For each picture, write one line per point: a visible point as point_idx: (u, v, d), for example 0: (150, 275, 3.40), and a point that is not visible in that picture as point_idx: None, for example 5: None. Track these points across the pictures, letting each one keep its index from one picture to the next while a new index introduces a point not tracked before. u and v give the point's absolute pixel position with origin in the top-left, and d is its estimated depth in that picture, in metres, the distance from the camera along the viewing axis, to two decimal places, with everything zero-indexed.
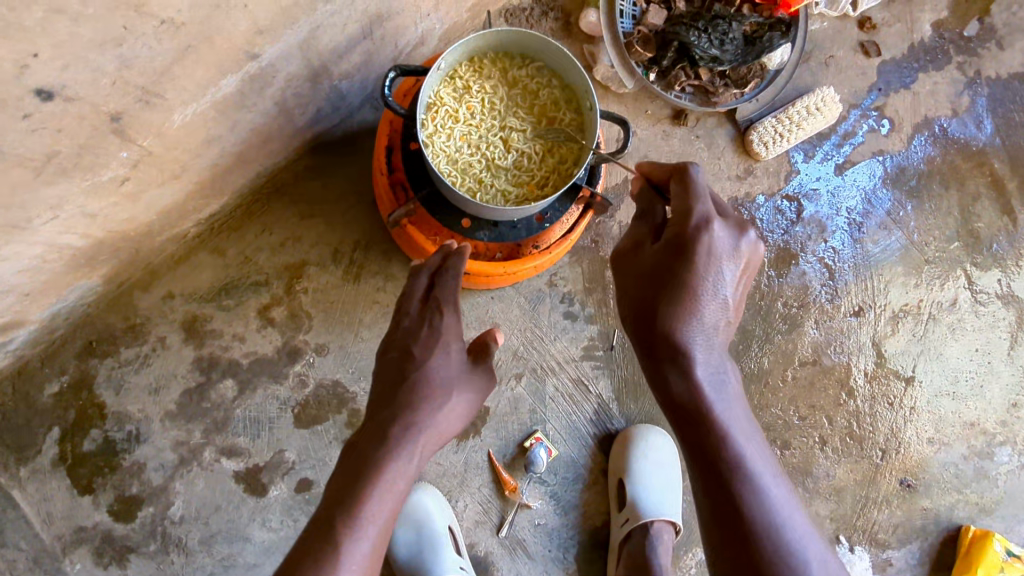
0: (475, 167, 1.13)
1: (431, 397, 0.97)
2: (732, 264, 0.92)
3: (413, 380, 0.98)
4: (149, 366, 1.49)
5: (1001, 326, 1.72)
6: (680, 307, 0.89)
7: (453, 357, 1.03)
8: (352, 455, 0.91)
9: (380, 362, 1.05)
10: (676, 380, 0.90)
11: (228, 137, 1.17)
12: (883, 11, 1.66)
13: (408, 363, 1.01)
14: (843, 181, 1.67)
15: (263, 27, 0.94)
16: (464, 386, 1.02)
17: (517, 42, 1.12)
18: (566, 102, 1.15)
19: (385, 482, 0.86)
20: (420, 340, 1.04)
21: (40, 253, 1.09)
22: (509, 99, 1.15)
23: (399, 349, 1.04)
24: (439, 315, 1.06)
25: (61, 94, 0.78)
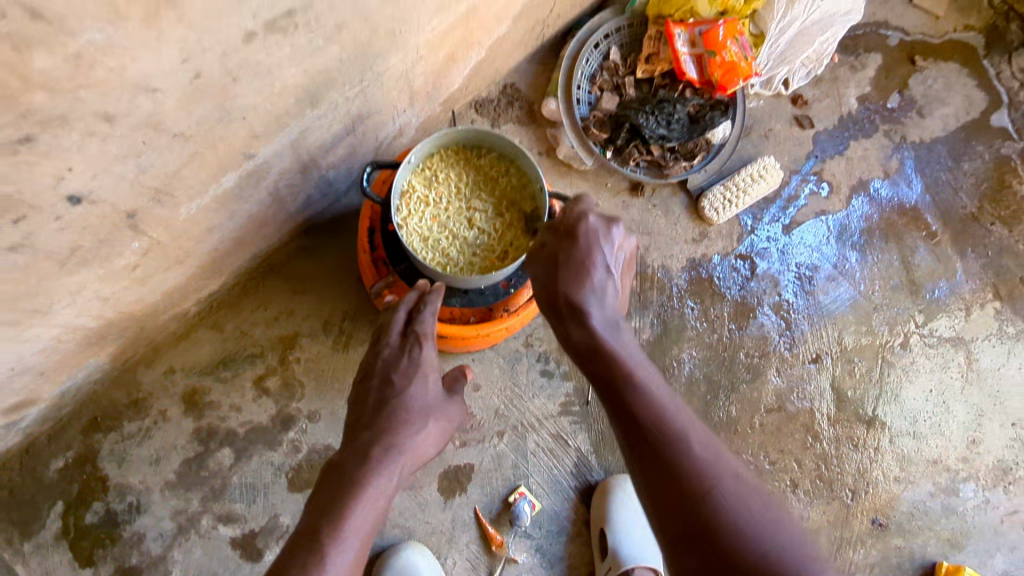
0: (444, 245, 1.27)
1: (410, 423, 1.07)
2: (608, 244, 1.12)
3: (393, 406, 1.08)
4: (150, 438, 1.58)
5: (952, 367, 1.83)
6: (570, 275, 1.08)
7: (429, 384, 1.14)
8: (335, 472, 0.99)
9: (360, 391, 1.14)
10: (576, 333, 1.06)
11: (227, 225, 1.32)
12: (813, 89, 1.86)
13: (389, 391, 1.11)
14: (791, 239, 1.82)
15: (259, 133, 1.09)
16: (439, 411, 1.13)
17: (477, 136, 1.28)
18: (523, 184, 1.30)
19: (367, 499, 0.95)
20: (400, 369, 1.14)
21: (57, 334, 1.21)
22: (472, 183, 1.30)
23: (379, 378, 1.14)
24: (418, 347, 1.16)
25: (88, 198, 0.91)
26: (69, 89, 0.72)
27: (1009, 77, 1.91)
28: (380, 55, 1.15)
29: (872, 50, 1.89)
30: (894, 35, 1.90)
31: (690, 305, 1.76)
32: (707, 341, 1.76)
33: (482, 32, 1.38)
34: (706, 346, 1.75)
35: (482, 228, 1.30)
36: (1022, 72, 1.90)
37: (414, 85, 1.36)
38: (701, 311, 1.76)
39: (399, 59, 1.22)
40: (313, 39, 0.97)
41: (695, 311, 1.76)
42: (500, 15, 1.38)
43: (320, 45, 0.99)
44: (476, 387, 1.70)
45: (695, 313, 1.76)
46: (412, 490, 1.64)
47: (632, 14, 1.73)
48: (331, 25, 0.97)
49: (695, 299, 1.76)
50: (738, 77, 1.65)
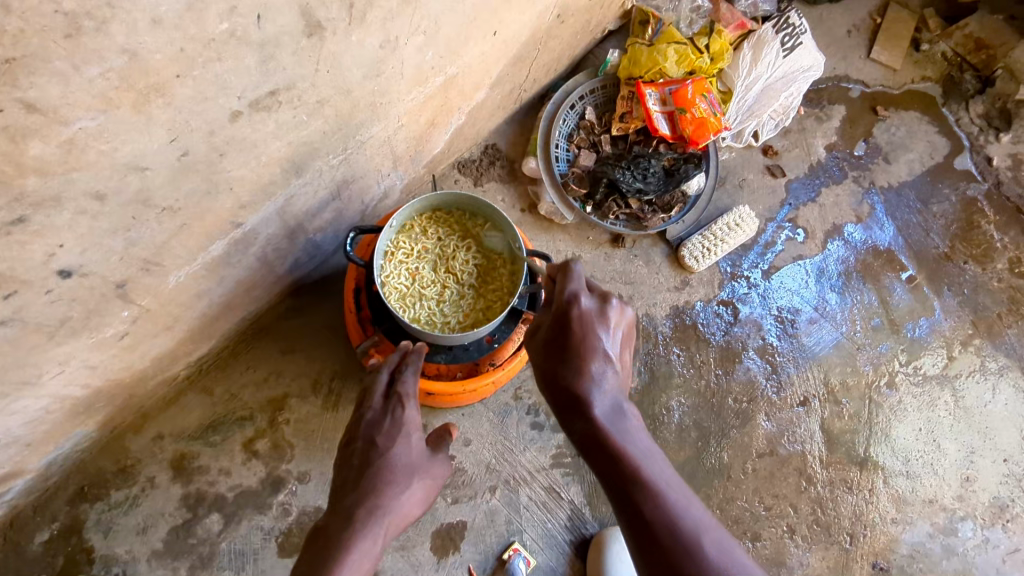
0: (425, 302, 1.32)
1: (395, 483, 1.07)
2: (606, 324, 1.05)
3: (377, 467, 1.09)
4: (138, 507, 1.56)
5: (940, 405, 1.84)
6: (571, 344, 1.02)
7: (413, 443, 1.15)
8: (319, 539, 0.98)
9: (344, 454, 1.15)
10: (579, 425, 0.97)
11: (216, 291, 1.35)
12: (782, 140, 1.94)
13: (372, 452, 1.12)
14: (772, 284, 1.86)
15: (245, 202, 1.13)
16: (423, 471, 1.13)
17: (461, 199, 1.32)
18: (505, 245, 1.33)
19: (352, 563, 0.93)
20: (383, 430, 1.15)
21: (45, 405, 1.22)
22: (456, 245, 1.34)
23: (362, 440, 1.15)
24: (400, 407, 1.18)
25: (78, 272, 0.94)
26: (63, 172, 0.77)
27: (968, 123, 1.99)
28: (362, 125, 1.21)
29: (835, 102, 1.99)
30: (856, 87, 2.00)
31: (676, 352, 1.78)
32: (695, 387, 1.77)
33: (460, 100, 1.45)
34: (694, 392, 1.77)
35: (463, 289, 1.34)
36: (980, 117, 1.99)
37: (396, 151, 1.42)
38: (687, 358, 1.78)
39: (381, 128, 1.27)
40: (297, 114, 1.02)
41: (681, 357, 1.78)
42: (478, 83, 1.45)
43: (304, 119, 1.05)
44: (467, 442, 1.70)
45: (681, 359, 1.78)
46: (405, 551, 1.62)
47: (604, 77, 1.83)
48: (314, 101, 1.03)
49: (681, 346, 1.79)
50: (709, 132, 1.72)
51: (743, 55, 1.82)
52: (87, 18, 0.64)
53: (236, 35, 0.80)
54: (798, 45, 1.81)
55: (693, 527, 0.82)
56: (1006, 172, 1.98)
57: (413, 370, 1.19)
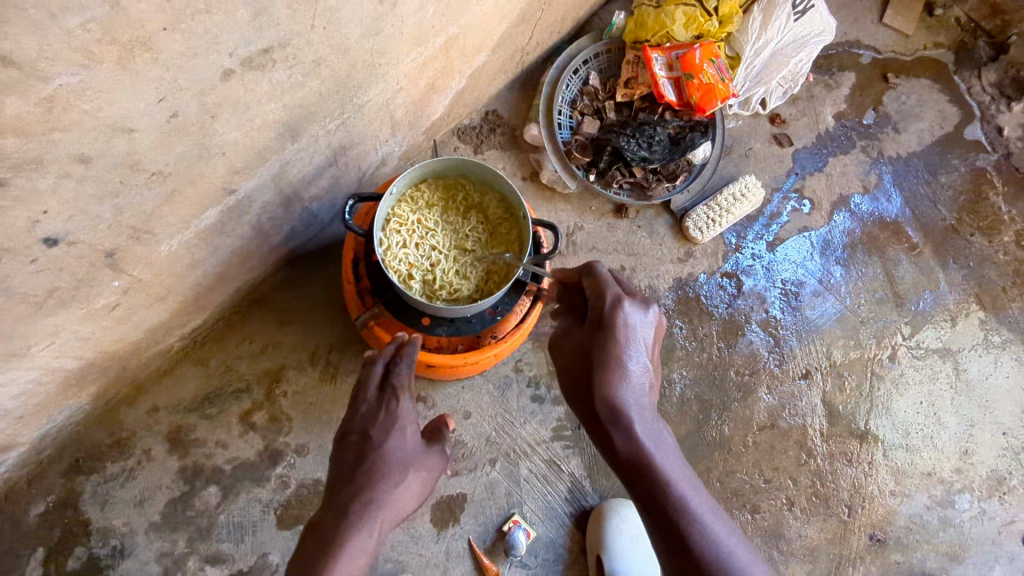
0: (429, 274, 1.27)
1: (390, 476, 1.04)
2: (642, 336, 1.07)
3: (372, 460, 1.06)
4: (134, 479, 1.54)
5: (941, 378, 1.84)
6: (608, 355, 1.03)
7: (408, 437, 1.12)
8: (312, 536, 0.95)
9: (339, 448, 1.13)
10: (619, 441, 0.98)
11: (209, 260, 1.30)
12: (789, 108, 1.90)
13: (367, 445, 1.09)
14: (776, 256, 1.83)
15: (239, 168, 1.08)
16: (418, 464, 1.10)
17: (457, 166, 1.28)
18: (506, 208, 1.30)
19: (348, 556, 0.91)
20: (378, 423, 1.13)
21: (35, 377, 1.18)
22: (453, 214, 1.31)
23: (357, 434, 1.12)
24: (395, 399, 1.16)
25: (65, 239, 0.90)
26: (44, 132, 0.72)
27: (980, 92, 1.95)
28: (360, 87, 1.16)
29: (845, 68, 1.93)
30: (867, 53, 1.94)
31: (679, 324, 1.76)
32: (697, 360, 1.75)
33: (462, 62, 1.39)
34: (695, 365, 1.75)
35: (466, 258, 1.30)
36: (992, 86, 1.94)
37: (394, 115, 1.37)
38: (689, 331, 1.76)
39: (380, 91, 1.22)
40: (292, 74, 0.97)
41: (684, 330, 1.76)
42: (479, 45, 1.39)
43: (299, 80, 0.99)
44: (467, 415, 1.68)
45: (684, 332, 1.76)
46: (404, 523, 1.61)
47: (610, 40, 1.76)
48: (310, 60, 0.97)
49: (683, 319, 1.77)
50: (716, 99, 1.66)
51: (753, 18, 1.75)
52: None
53: None
54: (809, 8, 1.76)
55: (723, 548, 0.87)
56: (1016, 142, 1.94)
57: (407, 360, 1.17)
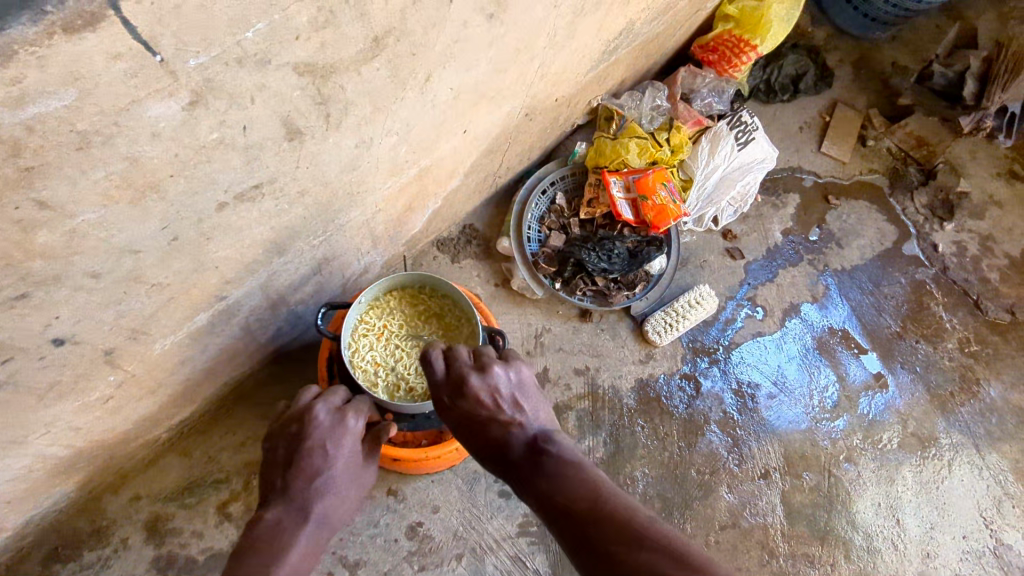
0: (390, 373, 1.41)
1: (336, 493, 1.13)
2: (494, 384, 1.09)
3: (326, 476, 1.13)
4: (109, 568, 1.60)
5: (898, 479, 1.90)
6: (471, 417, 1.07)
7: (354, 456, 1.20)
8: (266, 537, 1.02)
9: (284, 449, 1.16)
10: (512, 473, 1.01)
11: (200, 357, 1.44)
12: (740, 225, 2.09)
13: (319, 456, 1.14)
14: (732, 359, 1.96)
15: (230, 278, 1.24)
16: (359, 482, 1.20)
17: (418, 281, 1.45)
18: (462, 316, 1.44)
19: (299, 567, 1.00)
20: (331, 436, 1.17)
21: (27, 464, 1.28)
22: (415, 319, 1.46)
23: (307, 437, 1.16)
24: (352, 421, 1.21)
25: (70, 340, 1.04)
26: (65, 256, 0.88)
27: (914, 212, 2.15)
28: (341, 210, 1.34)
29: (790, 191, 2.14)
30: (809, 177, 2.16)
31: (640, 423, 1.86)
32: (658, 459, 1.83)
33: (436, 187, 1.60)
34: (657, 463, 1.83)
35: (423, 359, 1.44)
36: (924, 207, 2.15)
37: (374, 232, 1.55)
38: (651, 429, 1.86)
39: (360, 213, 1.41)
40: (278, 204, 1.15)
41: (646, 429, 1.85)
42: (451, 172, 1.60)
43: (285, 208, 1.18)
44: (435, 509, 1.75)
45: (645, 431, 1.85)
46: None
47: (574, 165, 2.00)
48: (294, 191, 1.16)
49: (644, 417, 1.86)
50: (669, 218, 1.85)
51: (702, 148, 1.97)
52: (96, 135, 0.76)
53: (225, 141, 0.92)
54: (751, 139, 1.97)
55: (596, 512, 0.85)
56: (952, 258, 2.11)
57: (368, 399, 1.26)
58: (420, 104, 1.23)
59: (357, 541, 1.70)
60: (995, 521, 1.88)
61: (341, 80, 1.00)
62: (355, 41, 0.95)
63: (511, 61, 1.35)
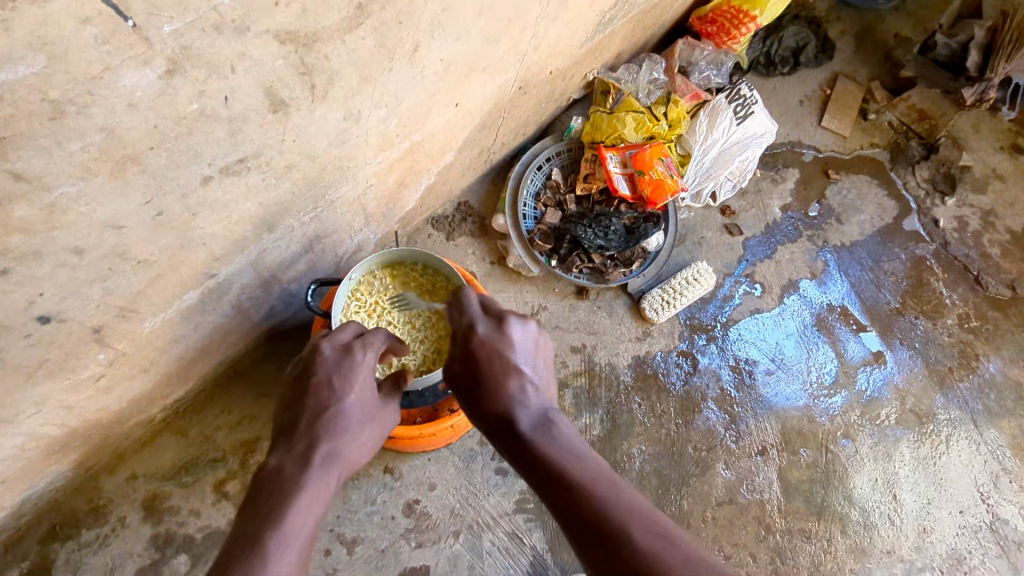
0: None
1: (346, 431, 1.11)
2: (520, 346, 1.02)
3: (334, 413, 1.11)
4: (108, 545, 1.61)
5: (895, 454, 1.90)
6: (484, 373, 1.00)
7: (366, 390, 1.17)
8: (270, 479, 1.01)
9: (293, 392, 1.16)
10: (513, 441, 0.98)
11: (192, 336, 1.43)
12: (739, 201, 2.07)
13: (326, 395, 1.13)
14: (730, 336, 1.95)
15: (218, 255, 1.22)
16: (374, 419, 1.18)
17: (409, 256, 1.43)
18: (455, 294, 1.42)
19: (304, 502, 0.97)
20: (338, 374, 1.15)
21: (20, 443, 1.28)
22: (407, 296, 1.44)
23: (314, 378, 1.15)
24: (359, 354, 1.18)
25: (56, 317, 1.02)
26: (45, 231, 0.87)
27: (915, 186, 2.12)
28: (331, 186, 1.32)
29: (789, 165, 2.11)
30: (808, 152, 2.13)
31: (637, 401, 1.85)
32: (655, 436, 1.83)
33: (428, 162, 1.58)
34: (654, 441, 1.82)
35: (413, 336, 1.44)
36: (926, 181, 2.11)
37: (366, 209, 1.53)
38: (647, 407, 1.85)
39: (350, 188, 1.39)
40: (265, 178, 1.13)
41: (642, 406, 1.85)
42: (443, 147, 1.57)
43: (272, 182, 1.15)
44: (432, 487, 1.76)
45: (642, 408, 1.85)
46: None
47: (570, 141, 1.97)
48: (281, 166, 1.13)
49: (641, 395, 1.86)
50: (666, 193, 1.84)
51: (699, 122, 1.94)
52: (70, 104, 0.74)
53: (206, 112, 0.90)
54: (750, 114, 1.93)
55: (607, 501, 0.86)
56: (953, 233, 2.08)
57: (380, 330, 1.22)
58: (408, 75, 1.20)
59: (354, 519, 1.71)
60: (992, 496, 1.88)
61: (324, 49, 0.97)
62: (337, 9, 0.93)
63: (501, 31, 1.32)
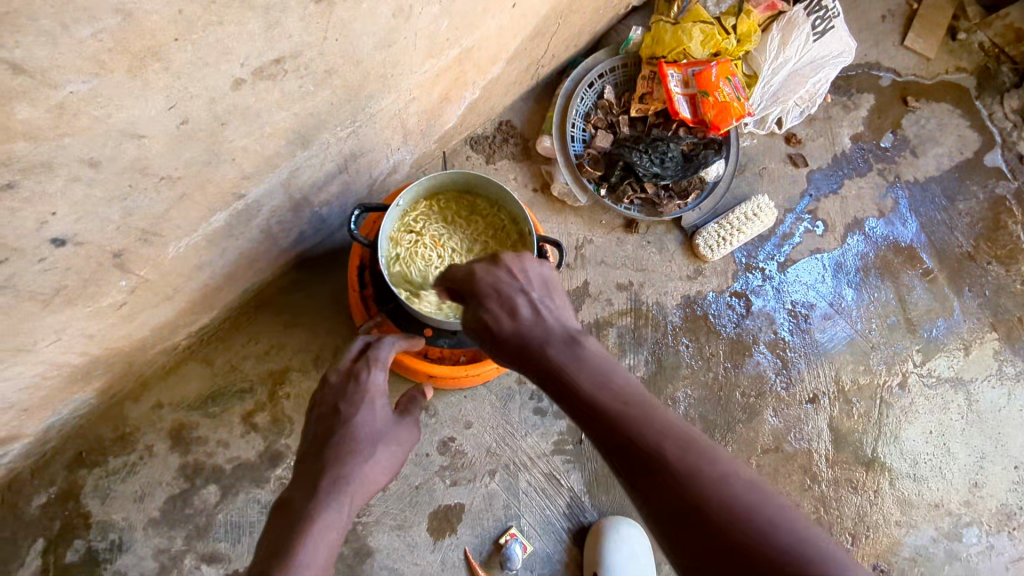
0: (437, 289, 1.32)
1: (359, 451, 1.01)
2: (522, 271, 0.93)
3: (340, 436, 1.02)
4: (136, 474, 1.55)
5: (952, 407, 1.80)
6: (489, 299, 0.90)
7: (378, 408, 1.08)
8: (282, 510, 0.93)
9: (308, 421, 1.09)
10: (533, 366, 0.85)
11: (218, 262, 1.31)
12: (806, 129, 1.88)
13: (336, 419, 1.05)
14: (787, 277, 1.81)
15: (249, 173, 1.08)
16: (392, 437, 1.07)
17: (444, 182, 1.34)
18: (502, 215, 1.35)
19: (317, 525, 0.88)
20: (346, 396, 1.08)
21: (40, 372, 1.19)
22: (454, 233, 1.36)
23: (325, 404, 1.09)
24: (367, 370, 1.11)
25: (73, 240, 0.90)
26: (54, 138, 0.73)
27: (1002, 118, 1.93)
28: (372, 97, 1.16)
29: (864, 90, 1.91)
30: (887, 75, 1.92)
31: (684, 343, 1.74)
32: (702, 380, 1.73)
33: (476, 73, 1.40)
34: (701, 384, 1.73)
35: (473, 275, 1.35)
36: (1015, 113, 1.92)
37: (407, 125, 1.37)
38: (696, 349, 1.75)
39: (392, 101, 1.22)
40: (303, 84, 0.97)
41: (690, 349, 1.74)
42: (493, 57, 1.39)
43: (310, 89, 1.00)
44: (468, 425, 1.68)
45: (690, 351, 1.74)
46: (401, 531, 1.61)
47: (626, 55, 1.77)
48: (322, 70, 0.98)
49: (690, 337, 1.75)
50: (732, 118, 1.66)
51: (771, 38, 1.74)
52: None
53: None
54: (830, 28, 1.72)
55: (626, 410, 0.74)
56: None
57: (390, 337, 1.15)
58: None
59: None
60: None
61: None
62: None
63: None
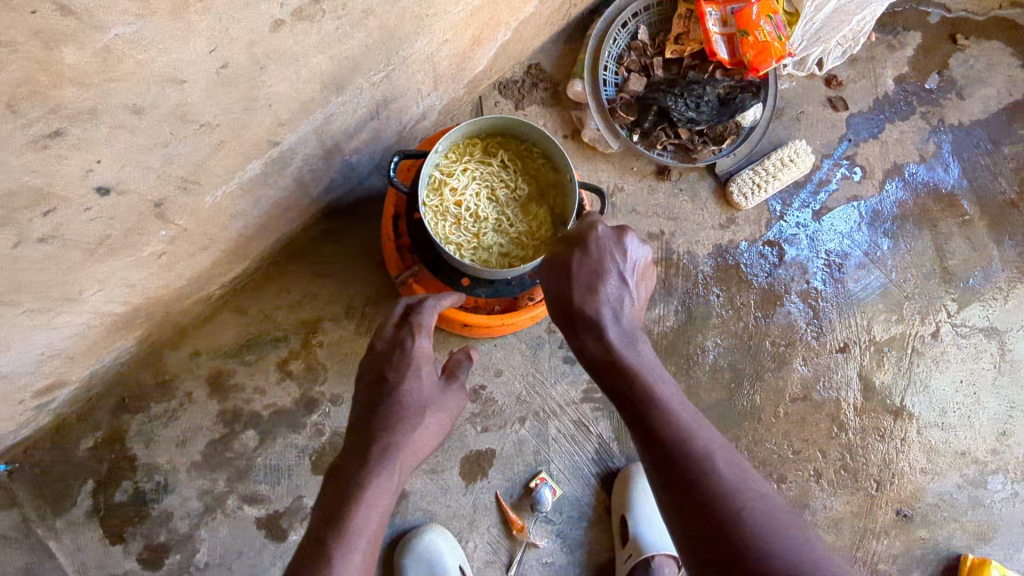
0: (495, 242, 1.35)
1: (406, 419, 1.05)
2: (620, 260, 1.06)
3: (388, 404, 1.05)
4: (177, 419, 1.59)
5: (984, 357, 1.79)
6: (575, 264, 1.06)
7: (425, 375, 1.11)
8: (336, 474, 0.98)
9: (357, 388, 1.12)
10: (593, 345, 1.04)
11: (251, 211, 1.30)
12: (847, 70, 1.80)
13: (384, 387, 1.08)
14: (821, 225, 1.78)
15: (284, 120, 1.06)
16: (437, 405, 1.10)
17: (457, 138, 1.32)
18: (496, 136, 1.37)
19: (370, 493, 0.93)
20: (392, 363, 1.10)
21: (86, 321, 1.21)
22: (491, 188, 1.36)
23: (373, 371, 1.12)
24: (412, 338, 1.12)
25: (116, 189, 0.90)
26: (98, 83, 0.72)
27: None
28: (407, 39, 1.12)
29: (911, 28, 1.82)
30: (935, 11, 1.83)
31: (715, 292, 1.73)
32: (732, 329, 1.73)
33: (509, 13, 1.35)
34: (730, 334, 1.72)
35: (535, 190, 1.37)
36: None
37: (438, 68, 1.33)
38: (726, 299, 1.73)
39: (426, 43, 1.18)
40: (341, 25, 0.95)
41: (721, 298, 1.73)
42: None
43: (347, 31, 0.97)
44: (499, 373, 1.70)
45: (720, 300, 1.73)
46: (434, 474, 1.65)
47: None
48: (359, 10, 0.95)
49: (721, 286, 1.73)
50: (771, 59, 1.58)
51: None
52: None
53: None
54: None
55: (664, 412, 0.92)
56: None
57: (433, 302, 1.15)
58: None
59: None
60: None
61: None
62: None
63: None
